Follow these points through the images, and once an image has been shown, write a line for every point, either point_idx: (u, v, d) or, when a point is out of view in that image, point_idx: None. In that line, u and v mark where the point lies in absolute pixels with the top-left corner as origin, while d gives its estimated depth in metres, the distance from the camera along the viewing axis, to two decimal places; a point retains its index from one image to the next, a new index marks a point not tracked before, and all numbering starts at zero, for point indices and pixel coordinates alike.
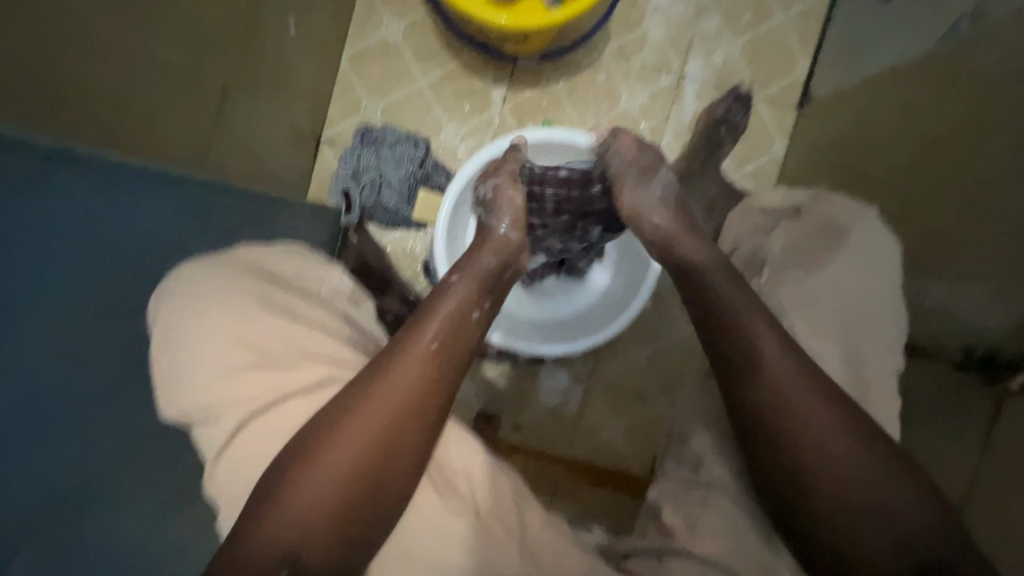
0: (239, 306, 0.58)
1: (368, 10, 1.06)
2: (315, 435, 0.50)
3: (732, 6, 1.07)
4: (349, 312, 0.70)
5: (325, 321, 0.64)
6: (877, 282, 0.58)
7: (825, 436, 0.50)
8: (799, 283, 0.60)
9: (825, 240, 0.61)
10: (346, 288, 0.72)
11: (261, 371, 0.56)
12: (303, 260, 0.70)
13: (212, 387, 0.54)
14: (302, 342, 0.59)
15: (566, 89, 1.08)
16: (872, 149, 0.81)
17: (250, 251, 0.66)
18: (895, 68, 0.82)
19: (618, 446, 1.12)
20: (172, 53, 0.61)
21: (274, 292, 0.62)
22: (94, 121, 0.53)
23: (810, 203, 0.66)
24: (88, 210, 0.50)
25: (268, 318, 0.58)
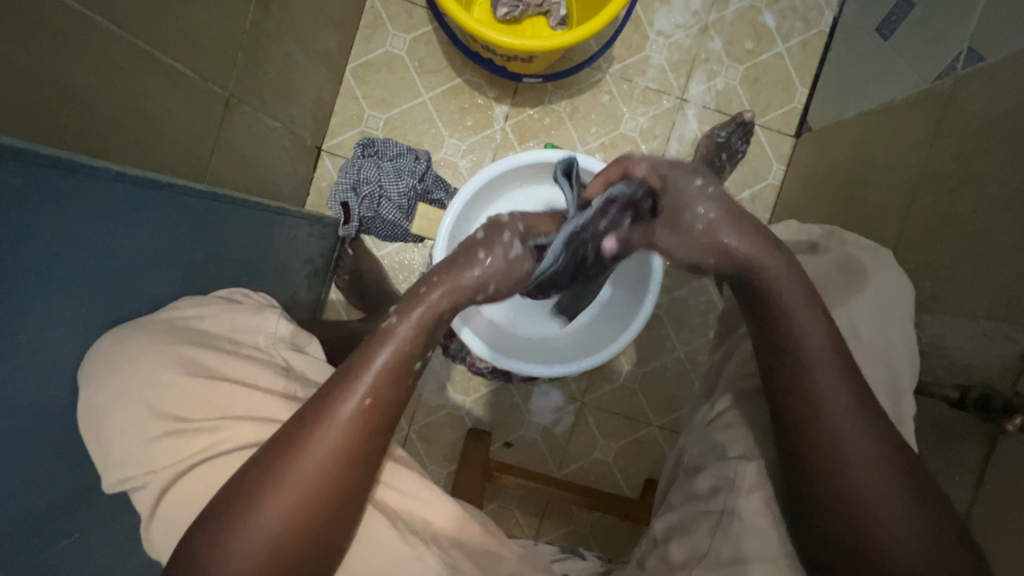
0: (156, 363, 0.53)
1: (374, 22, 1.07)
2: (249, 483, 0.46)
3: (733, 34, 1.09)
4: (291, 361, 0.63)
5: (255, 378, 0.58)
6: (890, 324, 0.57)
7: (863, 488, 0.48)
8: None
9: (844, 277, 0.60)
10: (287, 334, 0.66)
11: (183, 439, 0.52)
12: (231, 308, 0.63)
13: (139, 454, 0.51)
14: (224, 403, 0.55)
15: (568, 109, 1.09)
16: (871, 182, 0.83)
17: (185, 306, 0.61)
18: (893, 104, 0.83)
19: (610, 467, 1.12)
20: (174, 64, 0.60)
21: (199, 350, 0.57)
22: (92, 128, 0.52)
23: (824, 238, 0.66)
24: (89, 224, 0.49)
25: (186, 383, 0.54)
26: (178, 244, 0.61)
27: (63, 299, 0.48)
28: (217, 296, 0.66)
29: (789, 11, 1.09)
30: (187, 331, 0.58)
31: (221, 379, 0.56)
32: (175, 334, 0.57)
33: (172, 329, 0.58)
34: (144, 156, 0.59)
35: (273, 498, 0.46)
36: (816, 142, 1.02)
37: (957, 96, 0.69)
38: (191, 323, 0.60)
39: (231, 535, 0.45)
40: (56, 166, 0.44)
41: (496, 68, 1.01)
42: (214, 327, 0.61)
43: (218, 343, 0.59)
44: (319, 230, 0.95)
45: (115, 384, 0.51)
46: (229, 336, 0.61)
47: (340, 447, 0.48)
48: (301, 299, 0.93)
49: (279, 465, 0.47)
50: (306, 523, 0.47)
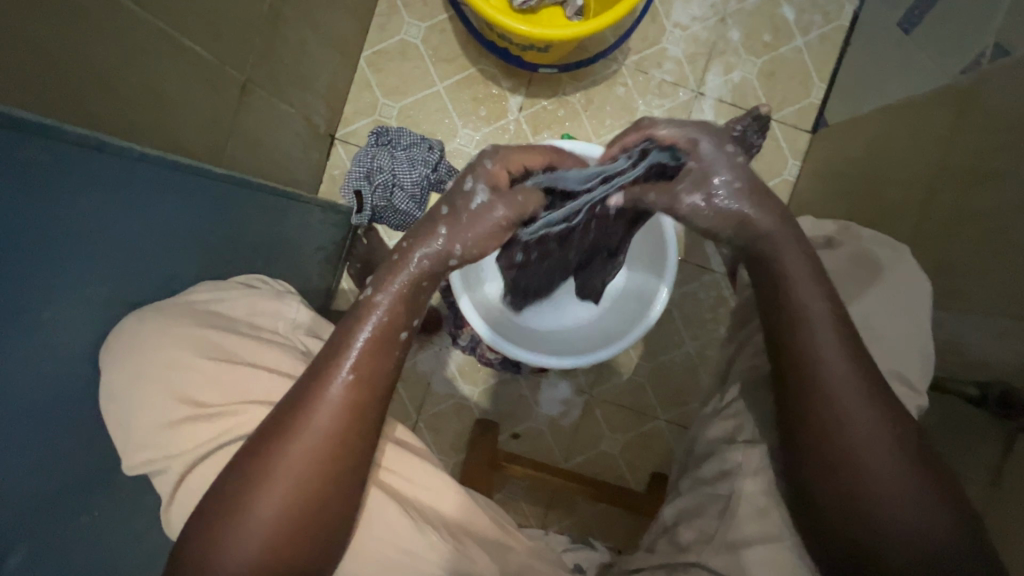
0: (174, 345, 0.54)
1: (389, 10, 1.06)
2: (245, 468, 0.46)
3: (751, 27, 1.08)
4: (311, 347, 0.64)
5: (273, 362, 0.58)
6: (909, 320, 0.57)
7: (857, 472, 0.47)
8: None
9: (860, 271, 0.60)
10: (306, 321, 0.66)
11: (202, 422, 0.53)
12: (251, 293, 0.64)
13: (160, 436, 0.52)
14: (243, 386, 0.55)
15: (583, 101, 1.08)
16: (889, 178, 0.82)
17: (204, 289, 0.61)
18: (913, 99, 0.82)
19: (616, 461, 1.12)
20: (196, 47, 0.60)
21: (219, 333, 0.58)
22: (114, 108, 0.52)
23: (839, 233, 0.66)
24: (112, 202, 0.49)
25: (206, 366, 0.55)
26: (198, 228, 0.61)
27: (85, 276, 0.49)
28: (231, 281, 0.66)
29: (809, 5, 1.08)
30: (207, 314, 0.59)
31: (241, 363, 0.56)
32: (192, 316, 0.57)
33: (190, 312, 0.58)
34: (164, 138, 0.60)
35: (271, 479, 0.46)
36: (832, 138, 1.01)
37: (980, 91, 0.68)
38: (210, 307, 0.60)
39: (225, 524, 0.45)
40: (80, 143, 0.45)
41: (510, 57, 1.00)
42: (234, 311, 0.62)
43: (236, 327, 0.60)
44: (332, 217, 0.95)
45: (134, 365, 0.52)
46: (248, 320, 0.62)
47: (328, 428, 0.48)
48: (313, 287, 0.94)
49: (271, 448, 0.46)
50: (299, 509, 0.46)
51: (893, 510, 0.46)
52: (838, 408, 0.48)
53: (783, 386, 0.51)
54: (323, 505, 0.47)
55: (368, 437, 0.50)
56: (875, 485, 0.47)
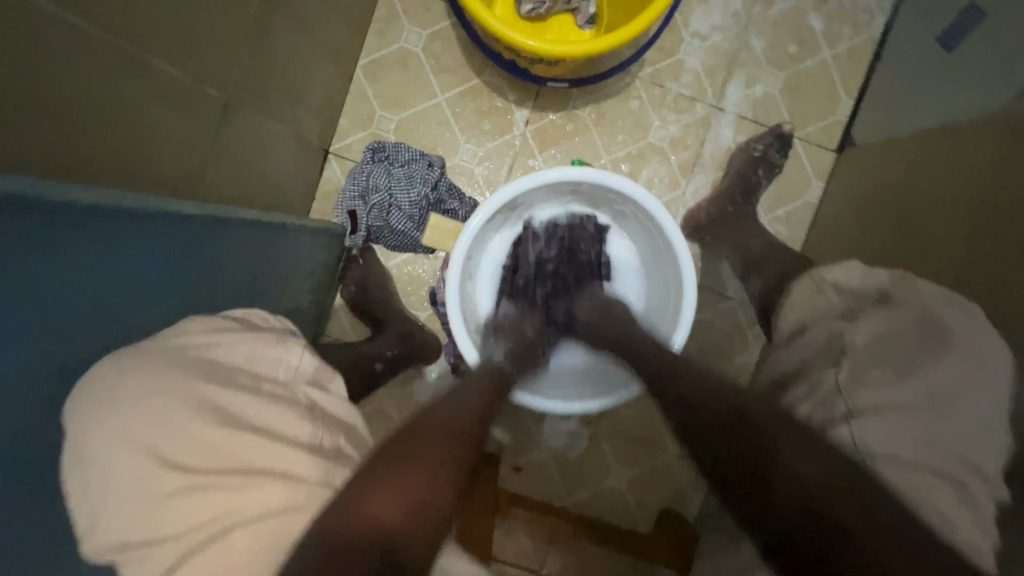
0: (172, 403, 0.44)
1: (389, 15, 0.99)
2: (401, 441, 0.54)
3: (776, 38, 1.01)
4: (313, 399, 0.57)
5: (283, 425, 0.51)
6: (983, 399, 0.52)
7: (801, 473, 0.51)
8: (883, 386, 0.55)
9: (922, 339, 0.55)
10: (309, 369, 0.59)
11: (200, 497, 0.43)
12: (251, 336, 0.55)
13: (143, 517, 0.42)
14: (248, 455, 0.47)
15: (594, 115, 1.01)
16: (929, 211, 0.75)
17: (197, 330, 0.52)
18: (957, 124, 0.75)
19: (623, 497, 1.06)
20: (170, 69, 0.54)
21: (224, 390, 0.48)
22: (82, 142, 0.46)
23: (895, 286, 0.62)
24: (88, 262, 0.41)
25: (211, 432, 0.45)
26: (184, 269, 0.53)
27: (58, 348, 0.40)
28: (221, 316, 0.57)
29: (837, 16, 1.01)
30: (205, 365, 0.49)
31: (243, 427, 0.48)
32: (188, 366, 0.47)
33: (187, 361, 0.48)
34: (131, 172, 0.52)
35: (425, 446, 0.54)
36: (861, 161, 0.95)
37: None
38: (206, 354, 0.50)
39: (376, 480, 0.49)
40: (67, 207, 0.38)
41: (518, 70, 0.93)
42: (234, 359, 0.52)
43: (239, 379, 0.51)
44: (325, 241, 0.88)
45: (122, 431, 0.42)
46: (248, 369, 0.53)
47: (447, 440, 0.57)
48: (304, 315, 0.87)
49: (422, 429, 0.57)
50: (434, 487, 0.52)
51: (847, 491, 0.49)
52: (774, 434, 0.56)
53: (739, 442, 0.57)
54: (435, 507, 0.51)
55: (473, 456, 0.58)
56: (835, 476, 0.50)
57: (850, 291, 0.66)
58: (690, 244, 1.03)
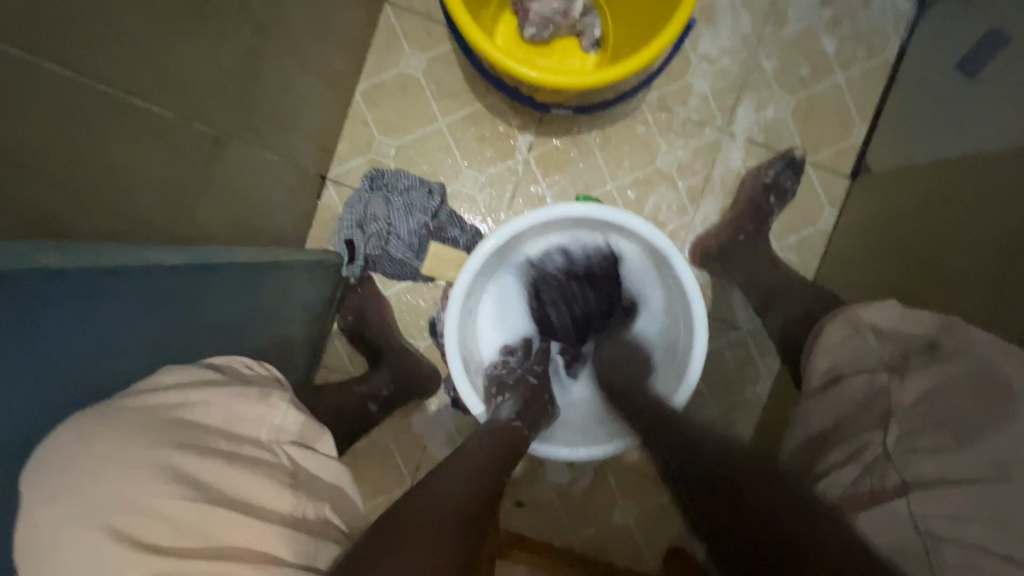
0: (143, 475, 0.40)
1: (388, 39, 0.97)
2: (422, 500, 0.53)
3: (786, 61, 0.98)
4: (295, 462, 0.53)
5: (259, 497, 0.46)
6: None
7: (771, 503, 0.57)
8: (935, 454, 0.52)
9: (979, 399, 0.52)
10: (294, 426, 0.55)
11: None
12: (231, 392, 0.52)
13: None
14: (223, 534, 0.42)
15: (599, 141, 0.98)
16: (952, 247, 0.71)
17: (168, 387, 0.48)
18: (979, 157, 0.71)
19: (630, 535, 1.02)
20: (145, 104, 0.50)
21: (192, 457, 0.44)
22: (42, 192, 0.42)
23: (941, 334, 0.60)
24: (24, 322, 0.38)
25: (176, 509, 0.41)
26: (148, 323, 0.50)
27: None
28: (199, 366, 0.54)
29: (851, 38, 0.98)
30: (174, 426, 0.45)
31: (220, 501, 0.43)
32: (158, 431, 0.44)
33: (155, 425, 0.44)
34: (114, 218, 0.50)
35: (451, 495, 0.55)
36: (877, 189, 0.91)
37: None
38: (176, 415, 0.46)
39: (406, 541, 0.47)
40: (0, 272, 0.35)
41: (520, 96, 0.90)
42: (211, 419, 0.49)
43: (212, 443, 0.47)
44: (319, 275, 0.85)
45: (85, 510, 0.38)
46: (225, 430, 0.49)
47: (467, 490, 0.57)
48: (298, 349, 0.84)
49: (439, 482, 0.56)
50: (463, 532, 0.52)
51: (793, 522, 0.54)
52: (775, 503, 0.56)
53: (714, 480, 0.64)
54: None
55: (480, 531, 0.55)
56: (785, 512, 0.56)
57: (890, 335, 0.64)
58: (699, 273, 0.99)
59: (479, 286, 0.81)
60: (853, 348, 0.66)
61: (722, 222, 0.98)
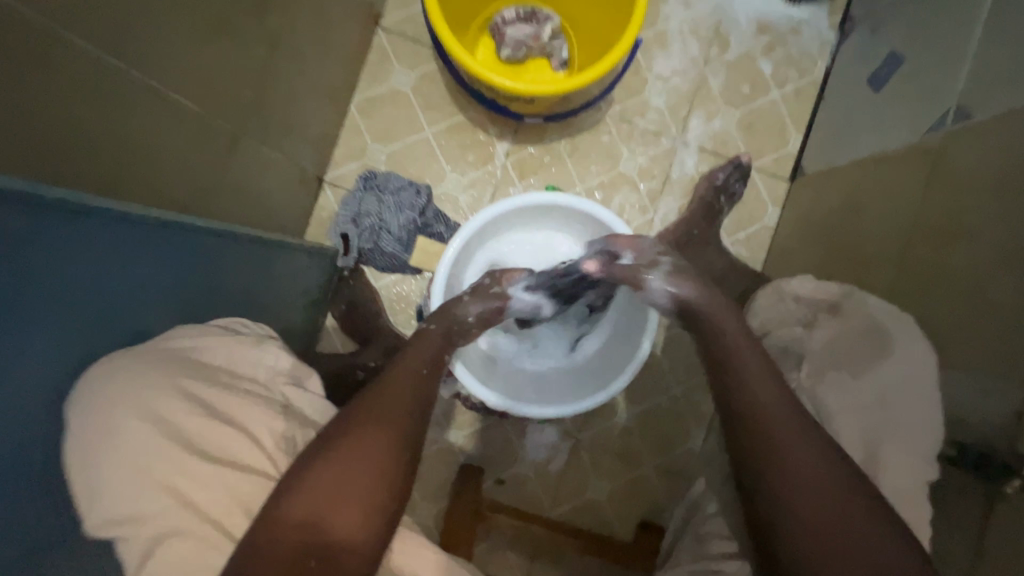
0: (162, 395, 0.51)
1: (381, 59, 1.09)
2: (326, 441, 0.55)
3: (730, 81, 1.13)
4: (289, 397, 0.61)
5: (257, 422, 0.56)
6: (928, 391, 0.63)
7: (821, 491, 0.54)
8: (842, 385, 0.68)
9: (868, 343, 0.69)
10: (287, 366, 0.64)
11: (187, 480, 0.49)
12: (231, 339, 0.61)
13: (134, 499, 0.47)
14: (228, 447, 0.53)
15: (568, 148, 1.11)
16: (866, 229, 0.84)
17: (183, 336, 0.58)
18: (885, 155, 0.85)
19: (604, 509, 1.09)
20: (180, 97, 0.61)
21: (201, 386, 0.54)
22: (90, 165, 0.52)
23: (843, 299, 0.74)
24: (72, 266, 0.47)
25: (186, 423, 0.51)
26: (169, 281, 0.59)
27: (44, 342, 0.46)
28: (211, 321, 0.64)
29: (785, 61, 1.13)
30: (185, 361, 0.56)
31: (219, 418, 0.53)
32: (169, 365, 0.54)
33: (171, 360, 0.55)
34: (148, 194, 0.60)
35: (363, 434, 0.56)
36: (809, 188, 1.05)
37: (948, 152, 0.71)
38: (188, 355, 0.57)
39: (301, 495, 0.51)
40: (64, 210, 0.45)
41: (498, 107, 1.03)
42: (213, 360, 0.59)
43: (218, 377, 0.57)
44: (320, 262, 0.96)
45: (120, 420, 0.48)
46: (227, 369, 0.59)
47: (388, 425, 0.59)
48: (297, 331, 0.93)
49: (352, 417, 0.58)
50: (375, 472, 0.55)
51: (855, 525, 0.51)
52: (806, 445, 0.57)
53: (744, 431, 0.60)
54: (371, 527, 0.53)
55: (408, 463, 0.58)
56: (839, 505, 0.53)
57: (807, 300, 0.77)
58: None
59: (462, 267, 0.91)
60: (780, 309, 0.79)
61: (678, 219, 1.10)
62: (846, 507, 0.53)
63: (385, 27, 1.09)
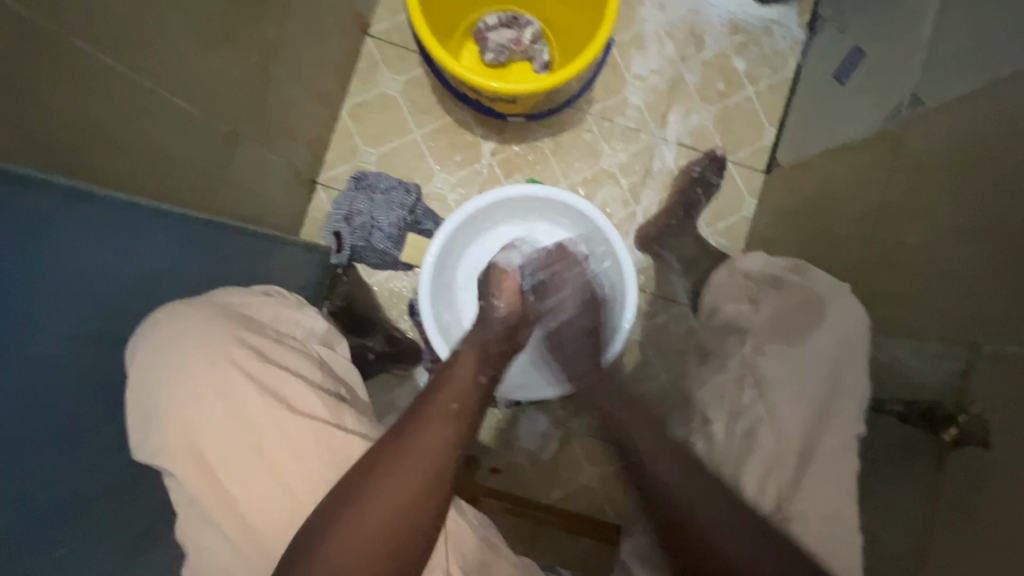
0: (223, 339, 0.58)
1: (370, 66, 1.14)
2: (354, 487, 0.55)
3: (706, 79, 1.17)
4: (323, 355, 0.69)
5: (301, 367, 0.62)
6: (855, 353, 0.68)
7: (670, 487, 0.67)
8: (779, 353, 0.70)
9: (805, 312, 0.71)
10: (321, 330, 0.71)
11: (239, 414, 0.56)
12: (275, 301, 0.68)
13: (187, 427, 0.54)
14: (278, 389, 0.59)
15: (552, 146, 1.15)
16: (833, 213, 0.88)
17: (229, 293, 0.65)
18: (849, 143, 0.89)
19: (595, 495, 1.12)
20: (187, 102, 0.66)
21: (253, 334, 0.61)
22: (105, 162, 0.56)
23: (791, 272, 0.77)
24: (88, 252, 0.52)
25: (246, 364, 0.58)
26: (181, 264, 0.65)
27: (71, 323, 0.50)
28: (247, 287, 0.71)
29: (758, 58, 1.18)
30: (240, 315, 0.63)
31: (272, 363, 0.60)
32: (232, 318, 0.61)
33: (227, 313, 0.61)
34: (159, 190, 0.65)
35: (387, 483, 0.57)
36: (783, 180, 1.09)
37: (905, 137, 0.76)
38: (241, 310, 0.64)
39: (325, 544, 0.53)
40: (70, 196, 0.49)
41: (483, 108, 1.07)
42: (262, 315, 0.66)
43: (266, 331, 0.64)
44: (314, 258, 1.00)
45: (196, 354, 0.56)
46: (273, 325, 0.66)
47: (415, 474, 0.58)
48: None
49: (380, 462, 0.57)
50: (396, 523, 0.56)
51: (698, 520, 0.64)
52: (666, 457, 0.70)
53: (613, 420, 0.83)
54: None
55: (433, 512, 0.58)
56: (695, 505, 0.64)
57: (756, 277, 0.80)
58: (642, 256, 1.15)
59: (445, 262, 0.96)
60: (729, 287, 0.82)
61: (659, 212, 1.14)
62: (696, 504, 0.64)
63: (374, 35, 1.14)
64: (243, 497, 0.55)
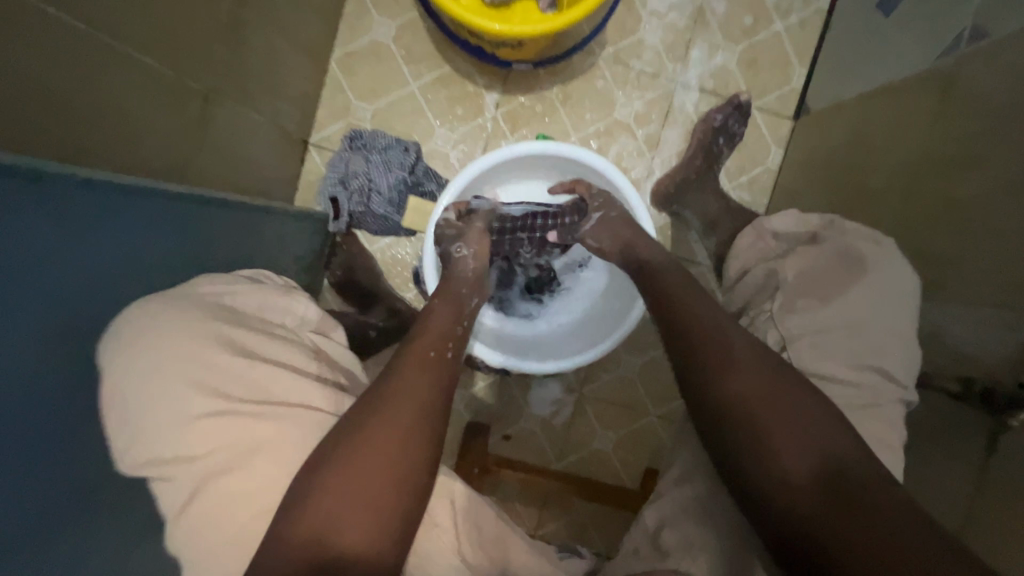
0: (202, 337, 0.52)
1: (359, 9, 1.03)
2: (350, 424, 0.53)
3: (729, 14, 1.06)
4: (318, 344, 0.65)
5: (293, 360, 0.59)
6: (894, 320, 0.61)
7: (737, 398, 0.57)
8: (810, 314, 0.63)
9: (845, 271, 0.64)
10: (313, 318, 0.67)
11: (229, 418, 0.51)
12: (259, 288, 0.64)
13: (172, 437, 0.49)
14: (271, 385, 0.55)
15: (560, 95, 1.06)
16: (871, 163, 0.80)
17: (210, 283, 0.60)
18: (892, 84, 0.80)
19: (610, 459, 1.11)
20: (155, 60, 0.58)
21: (235, 328, 0.56)
22: (74, 137, 0.50)
23: (825, 229, 0.70)
24: (73, 240, 0.47)
25: (230, 362, 0.53)
26: (167, 252, 0.60)
27: (64, 319, 0.46)
28: (234, 274, 0.66)
29: None
30: (221, 307, 0.58)
31: (261, 359, 0.56)
32: (214, 312, 0.56)
33: (206, 306, 0.56)
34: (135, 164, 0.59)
35: (379, 421, 0.53)
36: (813, 126, 1.00)
37: (959, 75, 0.67)
38: (221, 302, 0.59)
39: (321, 482, 0.50)
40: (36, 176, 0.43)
41: (485, 55, 0.98)
42: (246, 306, 0.61)
43: (251, 322, 0.59)
44: (308, 226, 0.93)
45: (170, 356, 0.50)
46: (258, 315, 0.62)
47: (410, 407, 0.56)
48: None
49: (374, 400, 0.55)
50: (393, 459, 0.52)
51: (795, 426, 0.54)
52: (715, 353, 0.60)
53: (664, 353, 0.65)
54: (396, 523, 0.51)
55: (431, 453, 0.55)
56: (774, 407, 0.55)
57: (785, 237, 0.73)
58: (658, 214, 1.08)
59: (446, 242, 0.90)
60: (759, 247, 0.75)
61: (677, 164, 1.06)
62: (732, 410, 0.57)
63: None
64: (242, 514, 0.50)
